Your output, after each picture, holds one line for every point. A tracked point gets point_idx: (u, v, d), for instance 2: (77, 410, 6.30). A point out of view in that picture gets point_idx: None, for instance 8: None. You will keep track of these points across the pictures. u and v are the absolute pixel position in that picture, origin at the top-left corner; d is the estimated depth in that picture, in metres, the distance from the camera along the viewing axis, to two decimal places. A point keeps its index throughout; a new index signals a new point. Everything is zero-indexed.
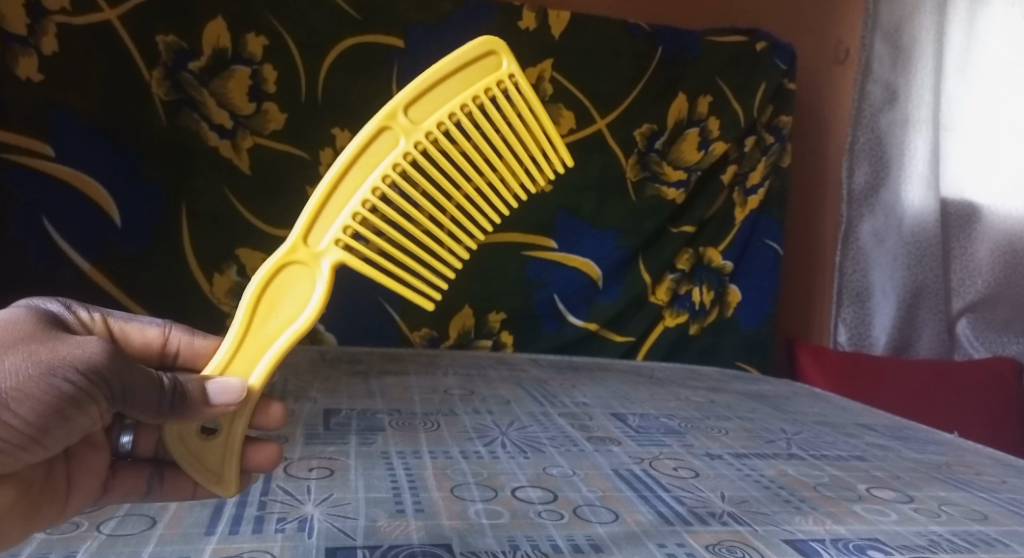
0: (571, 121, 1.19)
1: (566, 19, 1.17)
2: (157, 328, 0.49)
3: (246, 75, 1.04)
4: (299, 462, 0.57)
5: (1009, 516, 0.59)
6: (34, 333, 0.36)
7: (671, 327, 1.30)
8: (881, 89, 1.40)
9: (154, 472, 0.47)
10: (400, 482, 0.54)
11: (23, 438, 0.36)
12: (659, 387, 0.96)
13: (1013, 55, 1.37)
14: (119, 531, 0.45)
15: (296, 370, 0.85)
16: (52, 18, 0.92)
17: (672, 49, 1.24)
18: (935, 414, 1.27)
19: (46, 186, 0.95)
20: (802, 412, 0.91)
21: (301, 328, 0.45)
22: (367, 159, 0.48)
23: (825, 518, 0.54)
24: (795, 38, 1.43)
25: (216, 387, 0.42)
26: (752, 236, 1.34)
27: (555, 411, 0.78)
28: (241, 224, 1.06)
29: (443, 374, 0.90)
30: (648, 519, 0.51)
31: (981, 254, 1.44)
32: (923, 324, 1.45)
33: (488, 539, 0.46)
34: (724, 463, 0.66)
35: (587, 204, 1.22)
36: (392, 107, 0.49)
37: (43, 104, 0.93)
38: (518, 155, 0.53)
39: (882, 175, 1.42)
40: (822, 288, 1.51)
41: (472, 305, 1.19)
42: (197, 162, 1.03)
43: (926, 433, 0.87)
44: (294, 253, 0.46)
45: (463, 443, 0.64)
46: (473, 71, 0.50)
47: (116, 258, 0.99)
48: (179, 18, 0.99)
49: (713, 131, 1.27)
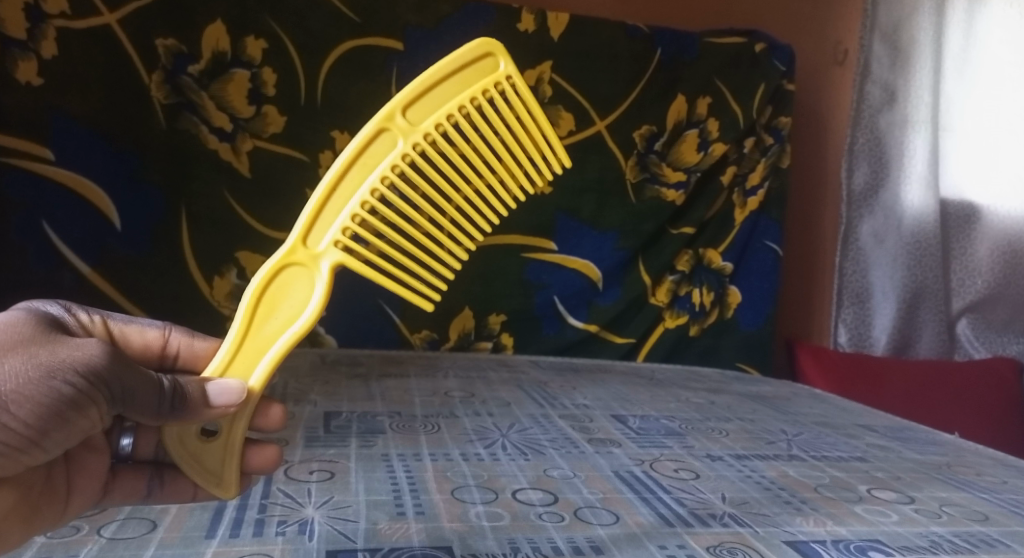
0: (570, 122, 1.19)
1: (565, 21, 1.17)
2: (157, 330, 0.49)
3: (245, 78, 1.04)
4: (299, 465, 0.57)
5: (1010, 517, 0.59)
6: (34, 336, 0.37)
7: (671, 328, 1.30)
8: (880, 90, 1.40)
9: (154, 474, 0.46)
10: (401, 485, 0.54)
11: (22, 440, 0.36)
12: (659, 389, 0.96)
13: (1013, 56, 1.36)
14: (119, 534, 0.45)
15: (296, 372, 0.85)
16: (52, 23, 0.92)
17: (671, 50, 1.24)
18: (935, 414, 1.27)
19: (46, 190, 0.95)
20: (802, 414, 0.91)
21: (301, 330, 0.45)
22: (366, 161, 0.48)
23: (826, 519, 0.54)
24: (794, 39, 1.44)
25: (217, 388, 0.42)
26: (752, 237, 1.34)
27: (556, 413, 0.78)
28: (240, 228, 1.06)
29: (443, 376, 0.90)
30: (649, 520, 0.51)
31: (980, 254, 1.44)
32: (924, 324, 1.45)
33: (489, 542, 0.46)
34: (725, 464, 0.66)
35: (586, 205, 1.22)
36: (390, 109, 0.49)
37: (42, 108, 0.93)
38: (516, 156, 0.53)
39: (881, 175, 1.42)
40: (822, 288, 1.51)
41: (472, 307, 1.19)
42: (197, 165, 1.03)
43: (926, 433, 0.87)
44: (293, 254, 0.46)
45: (464, 445, 0.64)
46: (470, 73, 0.51)
47: (116, 261, 0.99)
48: (179, 21, 0.99)
49: (713, 132, 1.27)
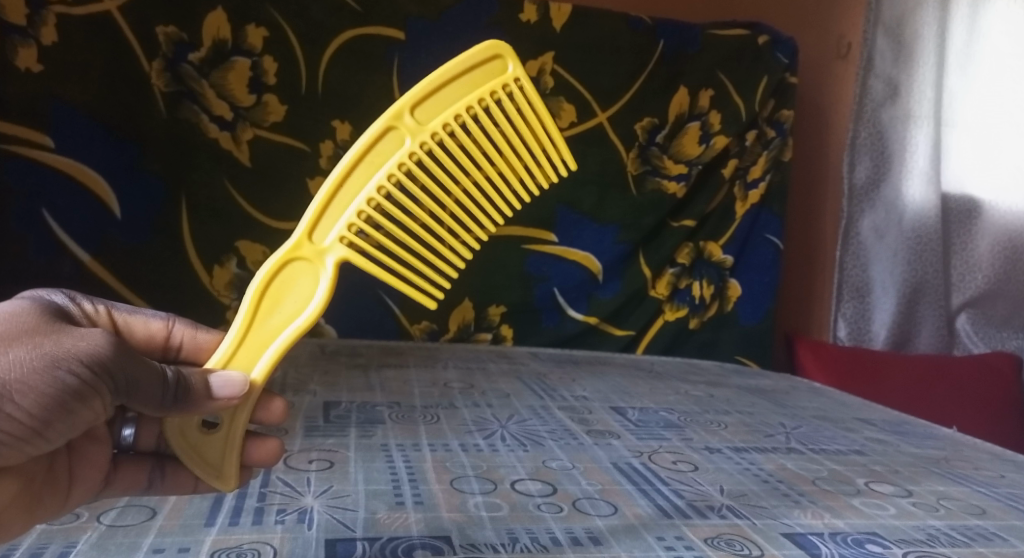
0: (571, 114, 1.19)
1: (567, 12, 1.16)
2: (160, 321, 0.49)
3: (246, 67, 1.03)
4: (298, 454, 0.57)
5: (1007, 511, 0.59)
6: (38, 326, 0.37)
7: (671, 321, 1.30)
8: (882, 84, 1.39)
9: (155, 466, 0.47)
10: (400, 475, 0.54)
11: (25, 431, 0.36)
12: (658, 381, 0.96)
13: (1013, 48, 1.37)
14: (119, 522, 0.45)
15: (296, 362, 0.85)
16: (52, 9, 0.92)
17: (674, 42, 1.23)
18: (934, 410, 1.27)
19: (48, 178, 0.94)
20: (801, 407, 0.91)
21: (305, 323, 0.45)
22: (373, 158, 0.48)
23: (823, 512, 0.55)
24: (796, 33, 1.43)
25: (219, 381, 0.42)
26: (752, 231, 1.34)
27: (555, 405, 0.78)
28: (241, 217, 1.06)
29: (442, 367, 0.90)
30: (648, 512, 0.51)
31: (981, 250, 1.44)
32: (924, 318, 1.45)
33: (487, 532, 0.46)
34: (724, 457, 0.66)
35: (587, 198, 1.22)
36: (399, 108, 0.48)
37: (42, 95, 0.93)
38: (520, 156, 0.53)
39: (883, 170, 1.41)
40: (822, 282, 1.50)
41: (472, 299, 1.19)
42: (197, 154, 1.02)
43: (925, 427, 0.87)
44: (299, 249, 0.46)
45: (463, 436, 0.64)
46: (478, 74, 0.50)
47: (116, 249, 0.99)
48: (179, 9, 0.99)
49: (714, 125, 1.27)
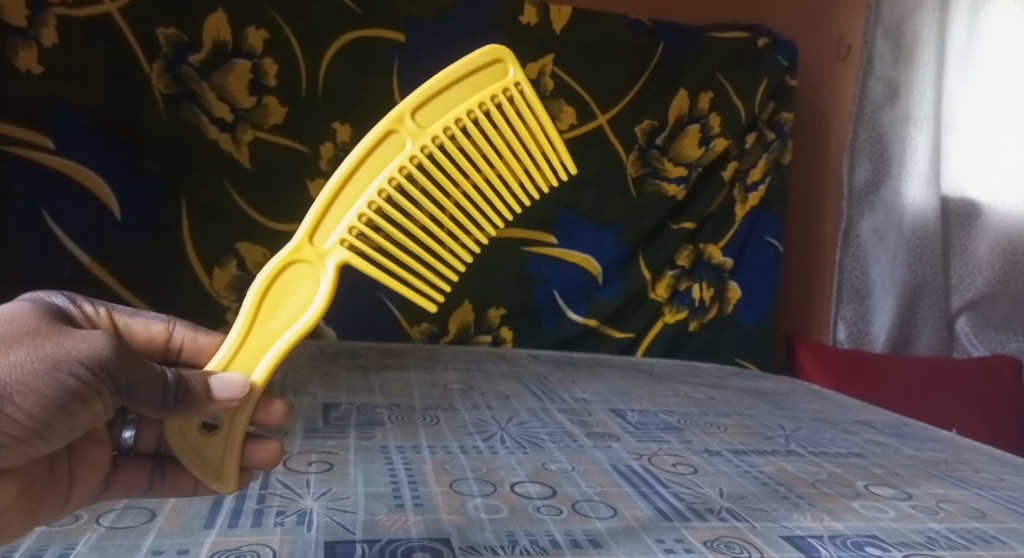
0: (571, 116, 1.19)
1: (567, 14, 1.17)
2: (161, 323, 0.49)
3: (246, 69, 1.03)
4: (298, 456, 0.57)
5: (1006, 514, 0.59)
6: (39, 328, 0.37)
7: (671, 323, 1.30)
8: (882, 86, 1.40)
9: (155, 468, 0.47)
10: (400, 477, 0.54)
11: (25, 432, 0.35)
12: (658, 383, 0.96)
13: (1012, 51, 1.37)
14: (119, 524, 0.45)
15: (296, 364, 0.85)
16: (52, 11, 0.92)
17: (674, 44, 1.23)
18: (934, 412, 1.27)
19: (48, 180, 0.95)
20: (801, 409, 0.91)
21: (305, 326, 0.45)
22: (374, 161, 0.48)
23: (822, 515, 0.55)
24: (796, 35, 1.43)
25: (219, 382, 0.42)
26: (752, 233, 1.34)
27: (555, 407, 0.78)
28: (241, 219, 1.06)
29: (442, 369, 0.90)
30: (647, 514, 0.51)
31: (981, 252, 1.44)
32: (924, 320, 1.46)
33: (487, 534, 0.46)
34: (723, 459, 0.66)
35: (587, 200, 1.22)
36: (400, 111, 0.48)
37: (42, 97, 0.93)
38: (521, 159, 0.53)
39: (882, 172, 1.41)
40: (822, 284, 1.51)
41: (472, 301, 1.19)
42: (197, 155, 1.02)
43: (925, 430, 0.87)
44: (299, 252, 0.46)
45: (463, 438, 0.64)
46: (479, 79, 0.50)
47: (116, 250, 0.99)
48: (179, 11, 0.99)
49: (714, 127, 1.27)
